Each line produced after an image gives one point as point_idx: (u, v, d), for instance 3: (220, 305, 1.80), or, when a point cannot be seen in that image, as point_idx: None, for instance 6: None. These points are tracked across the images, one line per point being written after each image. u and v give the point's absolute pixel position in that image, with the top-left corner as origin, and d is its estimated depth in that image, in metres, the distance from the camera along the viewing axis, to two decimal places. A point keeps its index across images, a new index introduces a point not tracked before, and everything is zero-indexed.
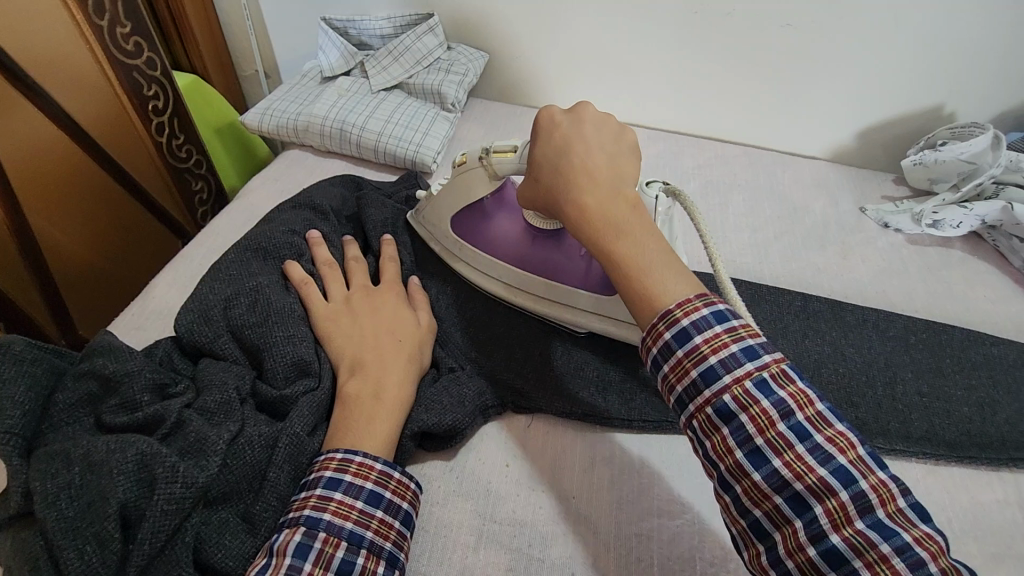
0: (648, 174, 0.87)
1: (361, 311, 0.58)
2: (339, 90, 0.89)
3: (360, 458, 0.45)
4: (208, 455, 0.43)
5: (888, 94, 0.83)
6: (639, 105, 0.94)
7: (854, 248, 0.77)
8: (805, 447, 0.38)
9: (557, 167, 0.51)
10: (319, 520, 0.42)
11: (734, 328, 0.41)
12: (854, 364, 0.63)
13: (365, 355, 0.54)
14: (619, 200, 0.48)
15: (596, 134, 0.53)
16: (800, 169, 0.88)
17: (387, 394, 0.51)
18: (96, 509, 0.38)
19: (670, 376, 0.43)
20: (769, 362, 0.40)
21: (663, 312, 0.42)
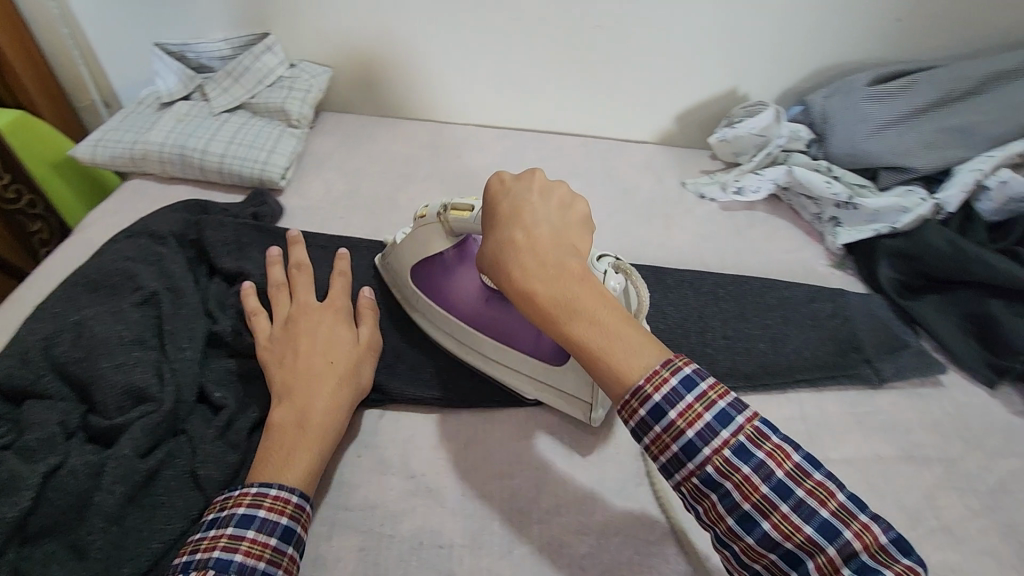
0: (495, 170, 0.93)
1: (300, 333, 0.59)
2: (177, 116, 0.88)
3: (275, 492, 0.47)
4: (21, 491, 0.46)
5: (694, 81, 0.94)
6: (484, 107, 1.00)
7: (675, 220, 0.87)
8: (790, 506, 0.41)
9: (504, 236, 0.50)
10: (229, 562, 0.44)
11: (704, 394, 0.44)
12: (671, 320, 0.72)
13: (297, 384, 0.55)
14: (571, 277, 0.46)
15: (544, 203, 0.52)
16: (631, 154, 0.98)
17: (311, 422, 0.52)
18: None
19: (653, 449, 0.45)
20: (743, 425, 0.43)
21: (633, 388, 0.44)
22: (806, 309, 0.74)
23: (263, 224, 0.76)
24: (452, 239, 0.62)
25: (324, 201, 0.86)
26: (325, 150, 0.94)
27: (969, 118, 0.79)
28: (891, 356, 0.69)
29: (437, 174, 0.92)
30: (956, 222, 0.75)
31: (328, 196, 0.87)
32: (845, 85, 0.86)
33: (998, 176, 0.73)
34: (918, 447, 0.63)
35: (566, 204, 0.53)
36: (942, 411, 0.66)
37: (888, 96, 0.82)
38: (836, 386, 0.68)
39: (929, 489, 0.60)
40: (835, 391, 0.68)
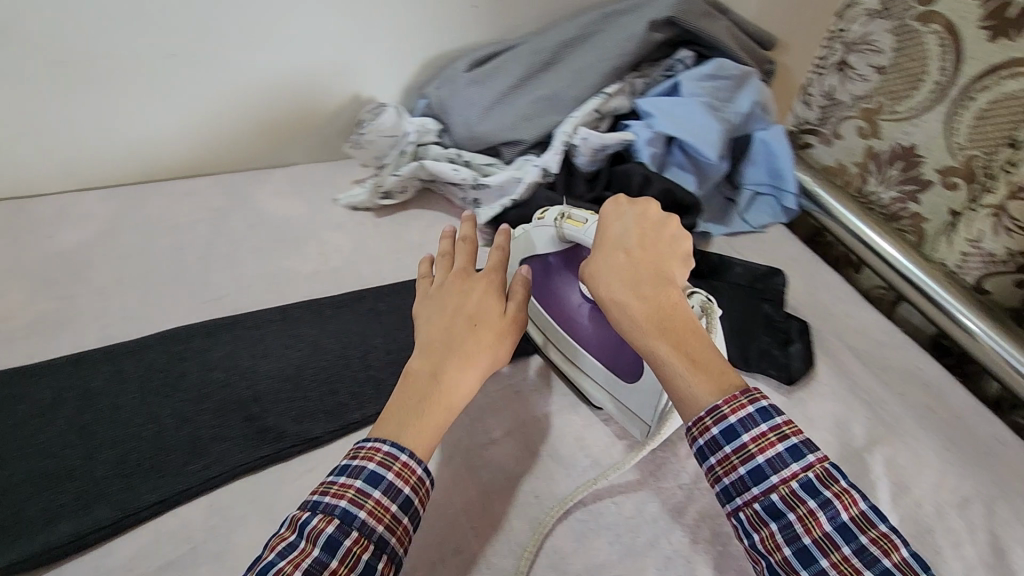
0: (105, 238, 0.78)
1: (450, 293, 0.59)
2: None
3: (405, 458, 0.49)
4: None
5: (310, 91, 0.90)
6: (76, 166, 0.83)
7: (325, 239, 0.83)
8: (851, 549, 0.43)
9: (610, 257, 0.57)
10: (354, 516, 0.46)
11: (779, 427, 0.47)
12: (330, 353, 0.68)
13: (440, 339, 0.55)
14: (666, 303, 0.53)
15: (650, 230, 0.59)
16: (273, 180, 0.91)
17: (442, 382, 0.53)
18: None
19: (717, 468, 0.48)
20: (814, 462, 0.46)
21: (711, 407, 0.48)
22: None
23: None
24: (562, 245, 0.69)
25: None
26: None
27: (552, 87, 0.88)
28: None
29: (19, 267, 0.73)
30: (563, 180, 0.84)
31: None
32: (449, 74, 0.90)
33: (580, 134, 0.83)
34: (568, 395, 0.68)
35: (673, 237, 0.59)
36: None
37: (484, 80, 0.88)
38: None
39: (581, 430, 0.65)
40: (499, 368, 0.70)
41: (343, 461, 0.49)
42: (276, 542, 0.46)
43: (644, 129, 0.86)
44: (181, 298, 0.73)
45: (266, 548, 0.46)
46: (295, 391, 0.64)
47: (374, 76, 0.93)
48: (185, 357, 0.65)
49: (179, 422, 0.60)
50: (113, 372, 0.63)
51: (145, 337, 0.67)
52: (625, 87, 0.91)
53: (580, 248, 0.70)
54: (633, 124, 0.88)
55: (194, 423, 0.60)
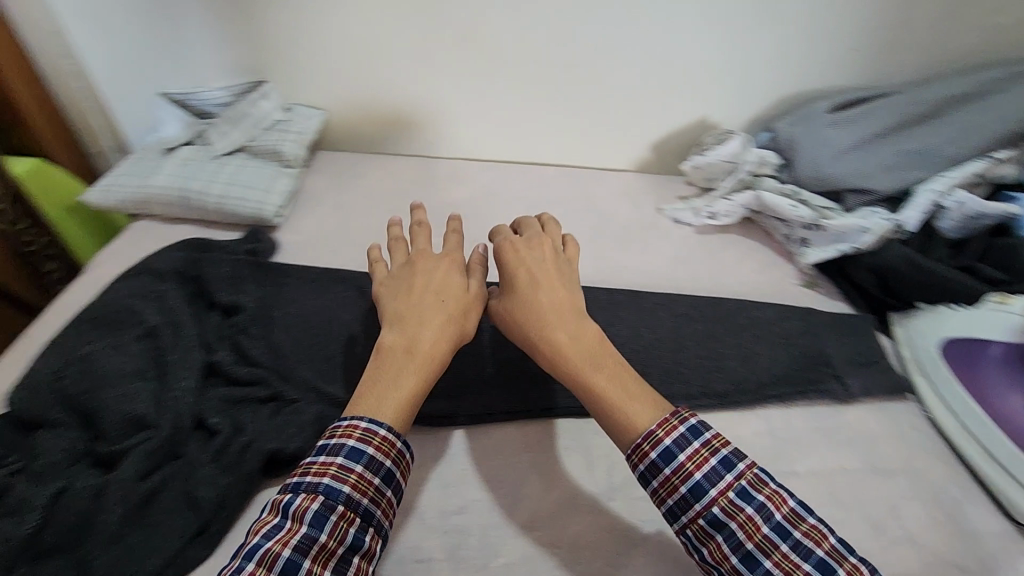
0: (481, 200, 0.98)
1: (412, 278, 0.63)
2: (181, 160, 0.94)
3: (384, 432, 0.53)
4: (31, 511, 0.50)
5: (666, 110, 0.99)
6: (471, 141, 1.05)
7: (651, 243, 0.91)
8: (789, 546, 0.47)
9: (532, 294, 0.61)
10: (339, 492, 0.50)
11: (709, 441, 0.51)
12: (646, 341, 0.75)
13: (406, 316, 0.60)
14: (588, 337, 0.58)
15: (548, 266, 0.64)
16: (610, 181, 1.02)
17: (418, 351, 0.57)
18: None
19: (661, 490, 0.51)
20: (744, 470, 0.50)
21: (647, 432, 0.52)
22: (779, 328, 0.77)
23: (258, 260, 0.81)
24: None
25: (319, 237, 0.90)
26: (319, 187, 0.99)
27: (926, 142, 0.83)
28: (857, 370, 0.72)
29: (425, 209, 0.96)
30: (918, 242, 0.79)
31: (320, 230, 0.91)
32: (808, 112, 0.89)
33: (957, 197, 0.77)
34: (881, 459, 0.65)
35: (567, 272, 0.64)
36: (906, 424, 0.69)
37: (849, 122, 0.86)
38: (807, 401, 0.71)
39: (896, 500, 0.62)
40: (803, 407, 0.70)
41: (320, 443, 0.53)
42: (261, 522, 0.49)
43: None
44: None
45: (250, 532, 0.49)
46: None
47: (723, 104, 0.98)
48: None
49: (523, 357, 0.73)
50: None
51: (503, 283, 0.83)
52: (1018, 156, 0.81)
53: None
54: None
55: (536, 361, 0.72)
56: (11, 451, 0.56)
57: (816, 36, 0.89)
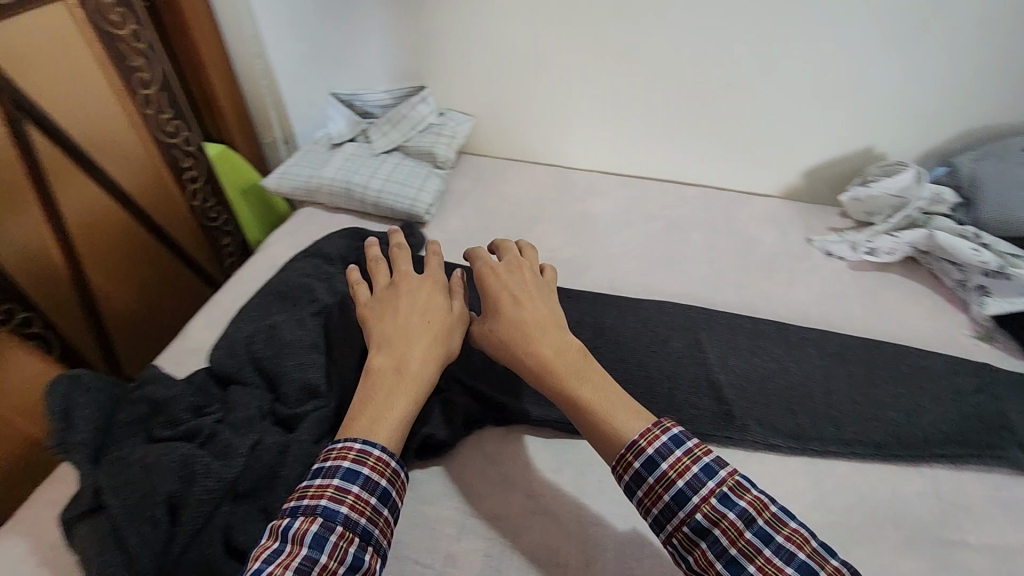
0: (619, 215, 0.98)
1: (399, 300, 0.62)
2: (346, 155, 1.02)
3: (378, 453, 0.51)
4: (233, 456, 0.55)
5: (825, 138, 0.94)
6: (611, 156, 1.06)
7: (800, 275, 0.87)
8: (771, 550, 0.44)
9: (515, 311, 0.60)
10: (336, 513, 0.48)
11: (691, 449, 0.49)
12: (794, 377, 0.72)
13: (395, 337, 0.58)
14: (571, 352, 0.57)
15: (528, 282, 0.63)
16: (754, 206, 0.98)
17: (408, 373, 0.56)
18: (147, 499, 0.51)
19: (645, 500, 0.49)
20: (725, 476, 0.48)
21: (630, 443, 0.50)
22: (948, 381, 0.70)
23: (410, 254, 0.86)
24: None
25: (461, 237, 0.95)
26: (463, 189, 1.04)
27: None
28: None
29: (563, 218, 0.97)
30: None
31: (464, 230, 0.96)
32: (997, 150, 0.82)
33: None
34: None
35: (539, 286, 0.64)
36: None
37: None
38: (979, 465, 0.64)
39: None
40: (976, 472, 0.64)
41: (314, 466, 0.51)
42: (263, 545, 0.47)
43: None
44: (670, 280, 0.87)
45: (250, 559, 0.46)
46: (758, 395, 0.70)
47: (892, 135, 0.92)
48: (670, 328, 0.78)
49: (663, 377, 0.72)
50: (620, 317, 0.79)
51: (641, 300, 0.82)
52: None
53: None
54: None
55: (676, 383, 0.71)
56: (210, 401, 0.63)
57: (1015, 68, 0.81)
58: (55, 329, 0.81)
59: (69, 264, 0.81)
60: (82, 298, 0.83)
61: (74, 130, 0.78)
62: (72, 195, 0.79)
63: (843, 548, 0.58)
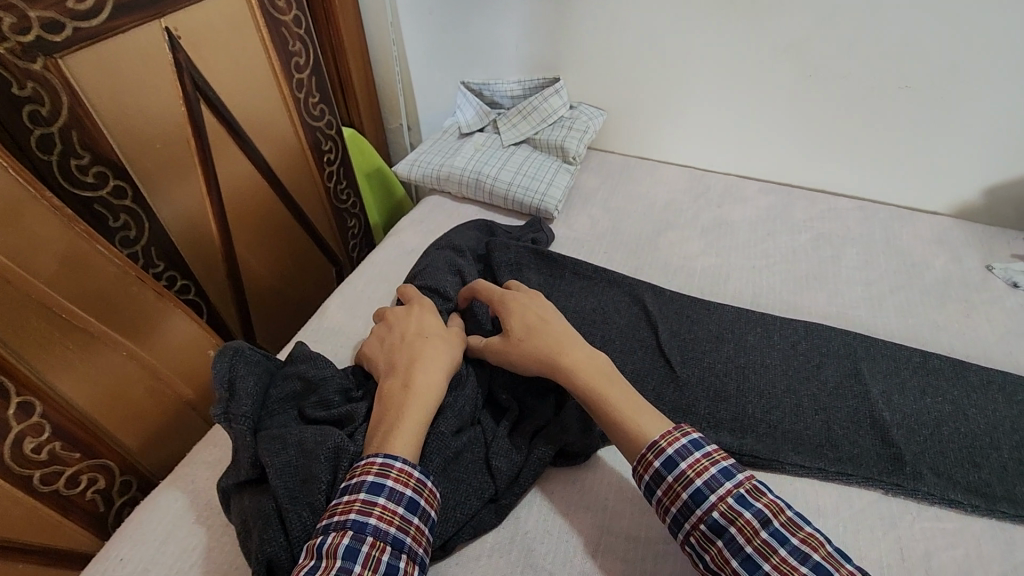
0: (761, 223, 0.91)
1: (399, 326, 0.66)
2: (475, 145, 1.02)
3: (400, 465, 0.51)
4: None
5: (1016, 152, 0.83)
6: (752, 159, 0.99)
7: (977, 306, 0.76)
8: (787, 551, 0.44)
9: (526, 321, 0.64)
10: (365, 525, 0.48)
11: (709, 452, 0.51)
12: (976, 424, 0.63)
13: (401, 358, 0.61)
14: (588, 357, 0.60)
15: (531, 297, 0.68)
16: (919, 225, 0.88)
17: (413, 385, 0.58)
18: (308, 486, 0.52)
19: (664, 499, 0.51)
20: (742, 479, 0.49)
21: (650, 443, 0.52)
22: None
23: (540, 249, 0.84)
24: None
25: (589, 235, 0.92)
26: (591, 186, 1.01)
27: None
28: None
29: (699, 224, 0.92)
30: None
31: (592, 229, 0.93)
32: None
33: None
34: None
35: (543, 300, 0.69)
36: None
37: None
38: None
39: None
40: None
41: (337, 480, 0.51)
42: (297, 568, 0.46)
43: None
44: (820, 298, 0.79)
45: None
46: (932, 440, 0.62)
47: None
48: (824, 353, 0.71)
49: (816, 407, 0.66)
50: (765, 336, 0.73)
51: (788, 319, 0.76)
52: None
53: None
54: None
55: (832, 415, 0.65)
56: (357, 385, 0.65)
57: None
58: (206, 298, 0.84)
59: (223, 240, 0.84)
60: (228, 272, 0.87)
61: (237, 107, 0.82)
62: (230, 169, 0.83)
63: None
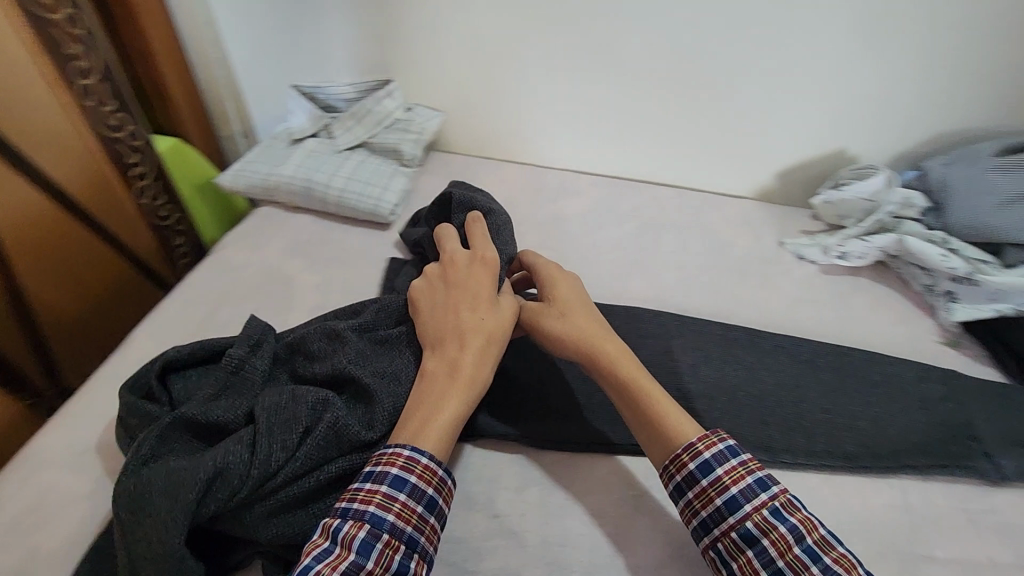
0: (592, 215, 0.96)
1: (454, 291, 0.62)
2: (307, 151, 0.98)
3: (426, 462, 0.52)
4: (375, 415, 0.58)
5: (796, 140, 0.94)
6: (583, 154, 1.04)
7: (772, 279, 0.86)
8: (818, 568, 0.45)
9: (578, 313, 0.63)
10: (383, 519, 0.48)
11: (746, 461, 0.51)
12: (765, 385, 0.71)
13: (447, 337, 0.59)
14: (631, 356, 0.61)
15: (579, 287, 0.67)
16: (728, 209, 0.97)
17: (461, 375, 0.56)
18: (287, 426, 0.55)
19: (694, 502, 0.52)
20: (778, 492, 0.49)
21: (687, 444, 0.53)
22: (911, 389, 0.70)
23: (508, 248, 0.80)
24: None
25: None
26: (433, 189, 1.01)
27: None
28: (1011, 449, 0.64)
29: (534, 219, 0.95)
30: None
31: None
32: (967, 154, 0.82)
33: None
34: None
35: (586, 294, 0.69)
36: None
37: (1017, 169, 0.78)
38: (946, 475, 0.63)
39: None
40: (942, 482, 0.63)
41: (365, 469, 0.52)
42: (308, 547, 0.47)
43: None
44: (642, 283, 0.85)
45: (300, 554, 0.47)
46: (729, 405, 0.68)
47: (863, 138, 0.91)
48: (641, 334, 0.76)
49: None
50: None
51: (611, 305, 0.80)
52: None
53: None
54: None
55: None
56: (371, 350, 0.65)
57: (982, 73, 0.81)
58: None
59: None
60: (9, 300, 0.78)
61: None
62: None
63: None
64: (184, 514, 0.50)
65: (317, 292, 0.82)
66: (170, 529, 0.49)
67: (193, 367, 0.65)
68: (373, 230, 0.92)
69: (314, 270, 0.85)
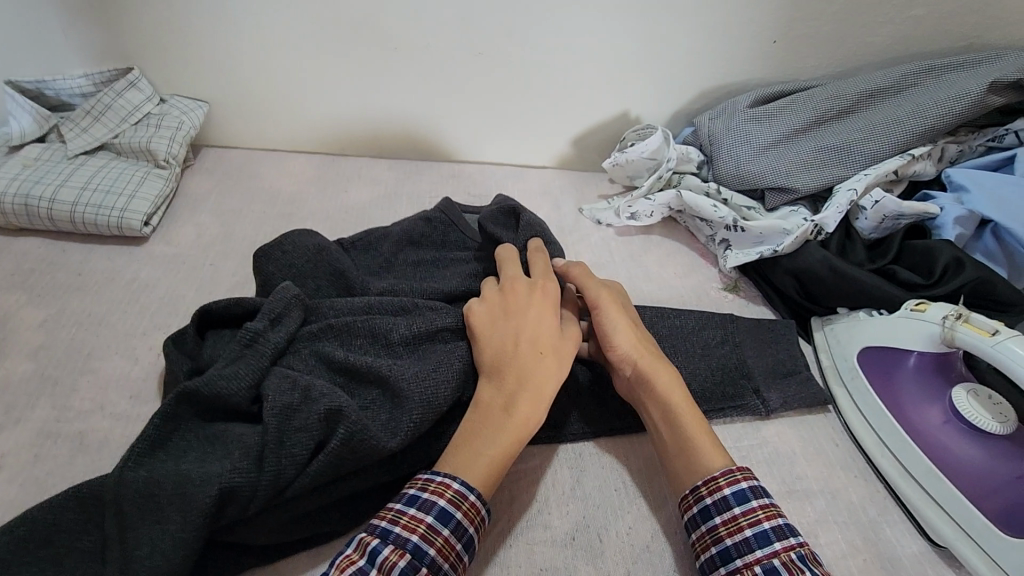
0: (386, 201, 0.89)
1: (515, 314, 0.58)
2: (25, 159, 0.82)
3: (473, 500, 0.48)
4: (400, 418, 0.52)
5: (583, 105, 0.93)
6: (377, 138, 0.97)
7: (570, 246, 0.85)
8: None
9: (641, 342, 0.59)
10: (423, 553, 0.44)
11: (777, 504, 0.48)
12: None
13: (506, 364, 0.55)
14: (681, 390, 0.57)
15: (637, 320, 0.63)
16: (528, 180, 0.96)
17: (516, 411, 0.52)
18: (298, 434, 0.49)
19: (720, 528, 0.48)
20: (805, 542, 0.46)
21: (725, 468, 0.50)
22: (694, 339, 0.70)
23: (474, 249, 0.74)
24: (941, 348, 0.63)
25: (195, 247, 0.80)
26: (204, 190, 0.89)
27: (846, 137, 0.80)
28: (775, 381, 0.68)
29: (322, 213, 0.86)
30: (838, 241, 0.78)
31: (198, 240, 0.80)
32: (728, 107, 0.86)
33: (873, 197, 0.75)
34: (801, 480, 0.61)
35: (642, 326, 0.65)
36: (825, 438, 0.65)
37: (770, 117, 0.83)
38: (723, 417, 0.66)
39: (810, 523, 0.57)
40: (721, 424, 0.65)
41: (409, 492, 0.48)
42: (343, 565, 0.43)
43: (956, 205, 0.75)
44: None
45: (331, 569, 0.43)
46: None
47: (644, 98, 0.92)
48: None
49: None
50: None
51: None
52: (933, 151, 0.80)
53: (957, 354, 0.63)
54: (939, 195, 0.77)
55: None
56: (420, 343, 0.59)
57: (735, 30, 0.85)
58: None
59: None
60: None
61: None
62: None
63: (595, 534, 0.55)
64: (191, 532, 0.45)
65: (40, 331, 0.67)
66: (173, 547, 0.44)
67: (228, 328, 0.62)
68: (123, 246, 0.78)
69: (39, 302, 0.70)
